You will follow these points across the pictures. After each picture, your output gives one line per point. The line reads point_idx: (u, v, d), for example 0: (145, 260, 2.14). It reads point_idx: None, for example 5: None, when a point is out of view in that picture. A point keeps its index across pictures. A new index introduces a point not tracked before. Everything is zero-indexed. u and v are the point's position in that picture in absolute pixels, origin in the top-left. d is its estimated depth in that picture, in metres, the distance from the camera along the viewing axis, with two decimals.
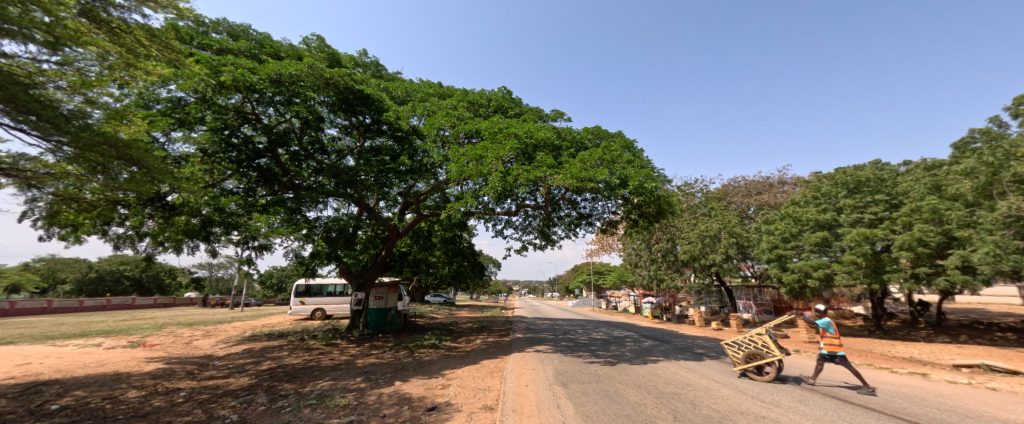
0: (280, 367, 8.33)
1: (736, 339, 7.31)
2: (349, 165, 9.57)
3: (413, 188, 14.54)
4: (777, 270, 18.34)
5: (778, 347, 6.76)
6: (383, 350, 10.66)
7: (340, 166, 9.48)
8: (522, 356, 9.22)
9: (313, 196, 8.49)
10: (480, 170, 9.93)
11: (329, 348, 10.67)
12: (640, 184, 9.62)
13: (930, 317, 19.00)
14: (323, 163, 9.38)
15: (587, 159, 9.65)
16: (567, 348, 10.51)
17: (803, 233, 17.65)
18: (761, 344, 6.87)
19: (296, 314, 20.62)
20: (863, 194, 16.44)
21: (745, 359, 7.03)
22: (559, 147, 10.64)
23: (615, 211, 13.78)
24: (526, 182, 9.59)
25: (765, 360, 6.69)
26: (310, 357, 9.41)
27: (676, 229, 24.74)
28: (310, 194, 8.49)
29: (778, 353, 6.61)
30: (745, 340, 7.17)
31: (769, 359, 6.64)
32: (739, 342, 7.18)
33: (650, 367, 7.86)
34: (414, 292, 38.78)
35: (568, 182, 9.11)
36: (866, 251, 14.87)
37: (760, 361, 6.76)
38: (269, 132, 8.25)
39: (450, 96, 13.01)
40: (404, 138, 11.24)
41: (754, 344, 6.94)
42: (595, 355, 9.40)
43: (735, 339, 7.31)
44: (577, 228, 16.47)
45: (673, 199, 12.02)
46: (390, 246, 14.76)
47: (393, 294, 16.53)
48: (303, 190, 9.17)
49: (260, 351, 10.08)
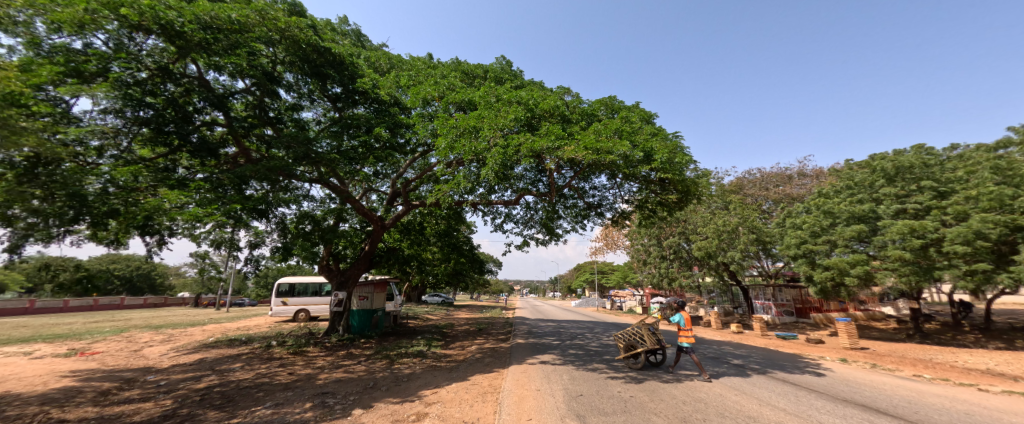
0: (220, 385, 6.64)
1: (625, 330, 8.08)
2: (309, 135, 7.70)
3: (402, 175, 13.22)
4: (806, 267, 16.67)
5: (651, 339, 7.45)
6: (358, 360, 8.96)
7: (299, 136, 7.64)
8: (523, 371, 7.42)
9: (260, 172, 6.74)
10: (470, 143, 8.29)
11: (295, 358, 8.99)
12: (668, 159, 8.05)
13: (975, 319, 17.18)
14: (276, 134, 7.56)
15: (604, 131, 8.08)
16: (578, 358, 8.81)
17: (835, 226, 16.15)
18: (640, 336, 7.60)
19: (279, 315, 19.04)
20: (905, 182, 14.76)
21: (627, 348, 7.85)
22: (568, 119, 8.99)
23: (629, 199, 12.26)
24: (531, 156, 7.87)
25: (638, 351, 7.45)
26: (265, 372, 7.71)
27: (689, 224, 23.13)
28: (256, 170, 6.74)
29: (648, 344, 7.32)
30: (631, 331, 7.92)
31: (639, 350, 7.42)
32: (625, 332, 7.97)
33: (688, 388, 6.15)
34: (411, 292, 37.19)
35: (581, 154, 7.46)
36: (915, 245, 13.14)
37: (635, 351, 7.55)
38: (202, 92, 6.56)
39: (442, 68, 11.45)
40: (384, 110, 9.70)
41: (634, 335, 7.70)
42: (611, 367, 7.73)
43: (624, 329, 8.08)
44: (586, 221, 14.83)
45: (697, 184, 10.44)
46: (375, 241, 13.14)
47: (381, 294, 15.06)
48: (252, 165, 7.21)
49: (210, 363, 8.44)
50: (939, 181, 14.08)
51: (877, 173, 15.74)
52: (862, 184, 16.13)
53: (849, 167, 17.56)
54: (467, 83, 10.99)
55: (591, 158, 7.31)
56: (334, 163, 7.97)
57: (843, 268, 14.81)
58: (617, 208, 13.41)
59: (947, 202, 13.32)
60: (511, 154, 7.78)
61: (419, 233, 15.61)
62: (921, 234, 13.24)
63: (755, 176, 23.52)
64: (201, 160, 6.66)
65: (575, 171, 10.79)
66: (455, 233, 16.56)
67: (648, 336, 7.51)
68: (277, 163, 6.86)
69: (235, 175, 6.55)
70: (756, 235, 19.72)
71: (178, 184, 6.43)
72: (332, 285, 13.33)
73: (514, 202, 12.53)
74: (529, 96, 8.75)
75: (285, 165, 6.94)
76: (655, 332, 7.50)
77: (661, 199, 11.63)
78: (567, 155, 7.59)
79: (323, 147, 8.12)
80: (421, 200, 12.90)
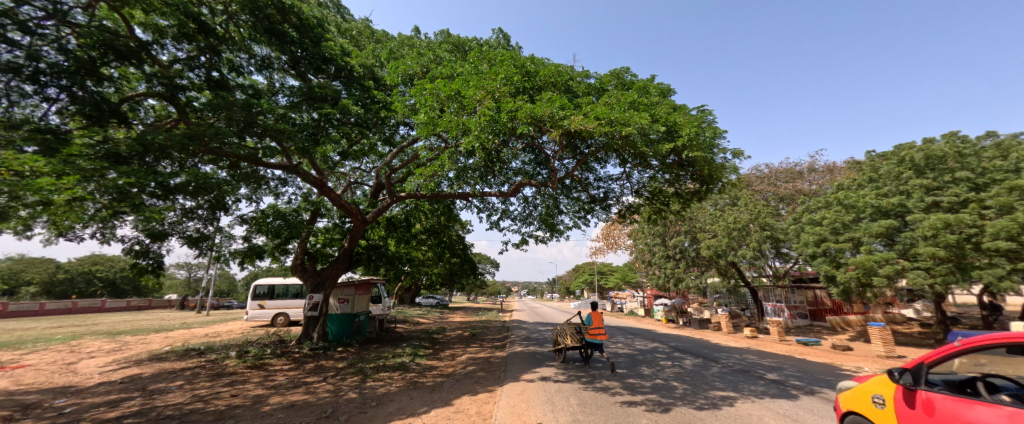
0: (135, 415, 5.24)
1: (559, 327, 9.01)
2: (251, 100, 6.03)
3: (386, 163, 12.09)
4: (827, 266, 15.45)
5: (571, 338, 8.36)
6: (323, 376, 7.50)
7: (241, 99, 5.98)
8: (520, 395, 5.99)
9: (177, 140, 5.00)
10: (459, 118, 7.31)
11: (251, 374, 7.59)
12: (695, 136, 6.87)
13: (1007, 323, 15.88)
14: (213, 95, 5.88)
15: (616, 103, 6.85)
16: (584, 372, 7.37)
17: (859, 221, 14.93)
18: (565, 334, 8.55)
19: (255, 320, 17.54)
20: (937, 173, 13.51)
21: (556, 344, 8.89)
22: (573, 91, 7.81)
23: (638, 188, 11.22)
24: (529, 126, 6.76)
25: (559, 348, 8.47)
26: (205, 394, 6.30)
27: (696, 221, 21.87)
28: (171, 137, 5.01)
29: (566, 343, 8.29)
30: (562, 329, 8.85)
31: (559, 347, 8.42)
32: (558, 330, 8.92)
33: (733, 419, 4.75)
34: (405, 293, 35.70)
35: (593, 125, 6.17)
36: (954, 242, 11.89)
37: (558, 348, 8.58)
38: (104, 37, 5.10)
39: (429, 41, 10.21)
40: (358, 82, 8.49)
41: (560, 334, 8.68)
42: (626, 385, 6.38)
43: (559, 326, 9.01)
44: (589, 215, 13.53)
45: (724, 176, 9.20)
46: (355, 238, 11.78)
47: (363, 297, 13.70)
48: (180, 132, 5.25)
49: (142, 381, 7.02)
50: (975, 173, 12.84)
51: (904, 164, 14.51)
52: (887, 176, 14.93)
53: (869, 160, 16.38)
54: (455, 57, 9.75)
55: (604, 131, 6.09)
56: (286, 135, 6.31)
57: (870, 268, 13.54)
58: (623, 201, 12.09)
59: (986, 194, 12.10)
60: (506, 121, 6.70)
61: (406, 230, 14.00)
62: (958, 230, 12.05)
63: (764, 171, 22.28)
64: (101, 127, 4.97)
65: (578, 156, 9.58)
66: (446, 229, 15.22)
67: (569, 336, 8.44)
68: (206, 131, 5.23)
69: (137, 143, 4.76)
70: (769, 233, 18.45)
71: (49, 144, 4.13)
72: (306, 287, 11.79)
73: (511, 193, 11.14)
74: (527, 60, 7.65)
75: (216, 135, 5.31)
76: (579, 331, 8.45)
77: (676, 189, 10.40)
78: (575, 128, 6.30)
79: (269, 115, 6.42)
80: (408, 193, 11.57)
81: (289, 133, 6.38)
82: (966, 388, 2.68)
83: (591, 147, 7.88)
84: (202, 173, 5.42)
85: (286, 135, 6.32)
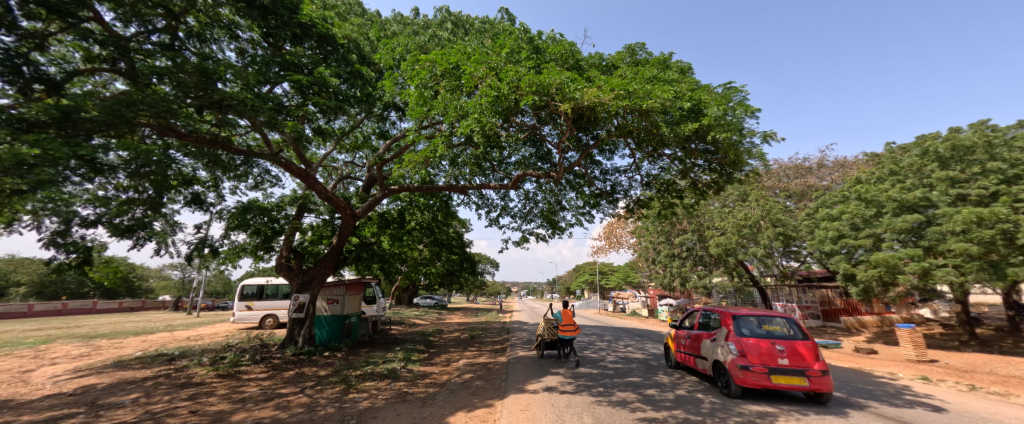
0: None
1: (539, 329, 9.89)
2: (211, 68, 5.14)
3: (380, 154, 11.31)
4: (846, 264, 14.69)
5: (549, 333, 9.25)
6: (300, 388, 6.64)
7: (199, 65, 5.08)
8: (524, 411, 5.07)
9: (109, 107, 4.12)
10: (458, 100, 6.64)
11: (222, 384, 6.77)
12: (723, 115, 6.09)
13: None
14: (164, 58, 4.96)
15: (634, 77, 6.02)
16: (594, 381, 6.49)
17: (880, 217, 14.18)
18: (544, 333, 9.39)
19: (242, 322, 16.67)
20: (964, 165, 12.78)
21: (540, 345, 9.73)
22: (584, 67, 7.04)
23: (649, 181, 10.46)
24: (534, 100, 6.04)
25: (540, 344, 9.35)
26: (160, 409, 5.47)
27: (703, 218, 21.10)
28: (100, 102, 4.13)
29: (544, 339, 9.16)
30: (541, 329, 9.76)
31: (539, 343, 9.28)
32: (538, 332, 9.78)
33: None
34: (402, 294, 34.84)
35: (609, 97, 5.36)
36: (986, 236, 11.13)
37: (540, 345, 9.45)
38: None
39: (425, 20, 9.42)
40: (346, 60, 7.69)
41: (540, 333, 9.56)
42: (646, 398, 5.52)
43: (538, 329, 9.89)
44: (595, 210, 12.74)
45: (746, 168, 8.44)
46: (345, 235, 10.95)
47: (354, 297, 12.84)
48: (112, 99, 4.33)
49: (92, 394, 6.16)
50: (1006, 164, 12.11)
51: (927, 156, 13.79)
52: (908, 169, 14.19)
53: (887, 153, 15.68)
54: (452, 36, 8.99)
55: (622, 105, 5.27)
56: (249, 107, 5.42)
57: (893, 265, 12.81)
58: (632, 195, 11.31)
59: (1018, 187, 11.39)
60: (507, 95, 5.96)
61: (400, 228, 13.08)
62: (990, 224, 11.29)
63: (772, 167, 21.49)
64: (19, 94, 4.13)
65: (586, 143, 8.79)
66: (442, 227, 14.40)
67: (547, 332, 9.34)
68: (143, 100, 4.33)
69: (54, 109, 3.88)
70: (781, 229, 17.63)
71: None
72: (292, 287, 10.93)
73: (511, 185, 10.32)
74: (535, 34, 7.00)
75: (157, 105, 4.43)
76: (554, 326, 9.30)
77: (691, 181, 9.63)
78: (587, 100, 5.48)
79: (229, 84, 5.50)
80: (401, 187, 10.77)
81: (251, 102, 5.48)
82: (686, 322, 7.64)
83: (603, 128, 7.05)
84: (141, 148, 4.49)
85: (245, 106, 5.39)
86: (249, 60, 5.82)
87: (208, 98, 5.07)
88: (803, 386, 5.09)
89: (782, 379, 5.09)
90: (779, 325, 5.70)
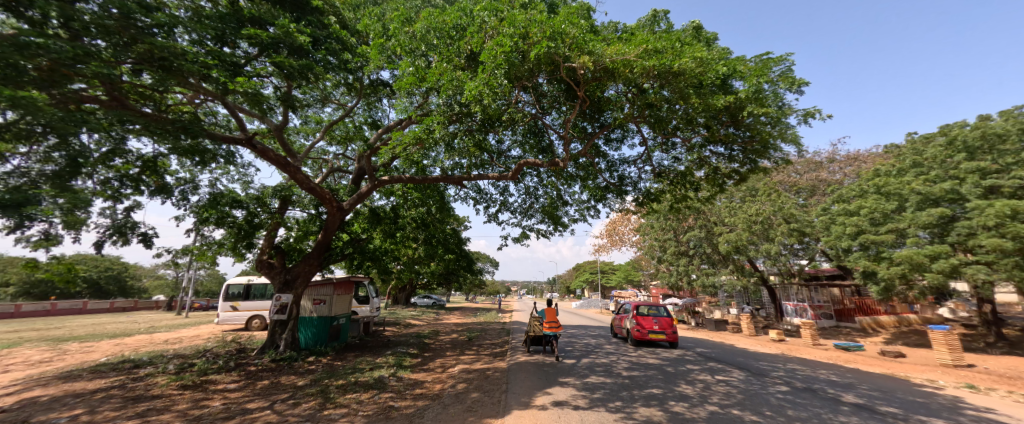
0: None
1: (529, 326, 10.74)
2: (143, 18, 4.24)
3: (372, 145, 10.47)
4: (867, 261, 13.82)
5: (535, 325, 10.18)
6: (270, 402, 5.77)
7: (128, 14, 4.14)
8: None
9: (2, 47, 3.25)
10: (451, 69, 6.06)
11: (183, 397, 5.94)
12: (762, 87, 5.33)
13: None
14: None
15: (660, 37, 5.34)
16: (609, 394, 5.65)
17: (903, 210, 13.36)
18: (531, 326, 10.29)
19: (227, 324, 15.81)
20: (997, 154, 11.95)
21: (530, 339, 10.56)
22: (598, 31, 6.24)
23: (663, 171, 9.65)
24: (546, 54, 5.34)
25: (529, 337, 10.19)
26: None
27: (711, 214, 20.28)
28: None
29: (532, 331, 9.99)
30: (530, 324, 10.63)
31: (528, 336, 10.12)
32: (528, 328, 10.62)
33: None
34: (399, 293, 34.02)
35: (634, 52, 4.72)
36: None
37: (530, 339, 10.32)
38: None
39: None
40: (328, 29, 6.86)
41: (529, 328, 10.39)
42: (674, 416, 4.68)
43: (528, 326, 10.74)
44: (602, 204, 11.87)
45: (778, 157, 7.54)
46: (332, 229, 10.11)
47: (343, 298, 12.00)
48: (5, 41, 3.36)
49: (25, 411, 5.31)
50: None
51: (953, 146, 12.98)
52: (933, 160, 13.35)
53: (909, 144, 14.86)
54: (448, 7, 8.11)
55: (649, 64, 4.57)
56: (187, 63, 4.53)
57: (919, 262, 12.01)
58: (641, 187, 10.46)
59: None
60: (515, 48, 5.31)
61: (394, 223, 12.19)
62: None
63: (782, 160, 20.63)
64: None
65: (599, 126, 8.04)
66: (438, 222, 13.59)
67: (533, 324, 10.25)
68: (43, 45, 3.45)
69: None
70: (795, 225, 16.81)
71: None
72: (275, 286, 10.06)
73: (511, 175, 9.42)
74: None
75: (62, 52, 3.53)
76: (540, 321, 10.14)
77: (711, 172, 8.74)
78: (610, 56, 4.86)
79: (169, 38, 4.56)
80: (392, 179, 9.93)
81: (192, 55, 4.65)
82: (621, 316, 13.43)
83: (624, 96, 6.30)
84: (41, 104, 3.59)
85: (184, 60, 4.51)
86: (193, 8, 4.89)
87: (142, 52, 4.21)
88: (663, 336, 11.40)
89: (654, 333, 11.47)
90: (657, 309, 11.95)
